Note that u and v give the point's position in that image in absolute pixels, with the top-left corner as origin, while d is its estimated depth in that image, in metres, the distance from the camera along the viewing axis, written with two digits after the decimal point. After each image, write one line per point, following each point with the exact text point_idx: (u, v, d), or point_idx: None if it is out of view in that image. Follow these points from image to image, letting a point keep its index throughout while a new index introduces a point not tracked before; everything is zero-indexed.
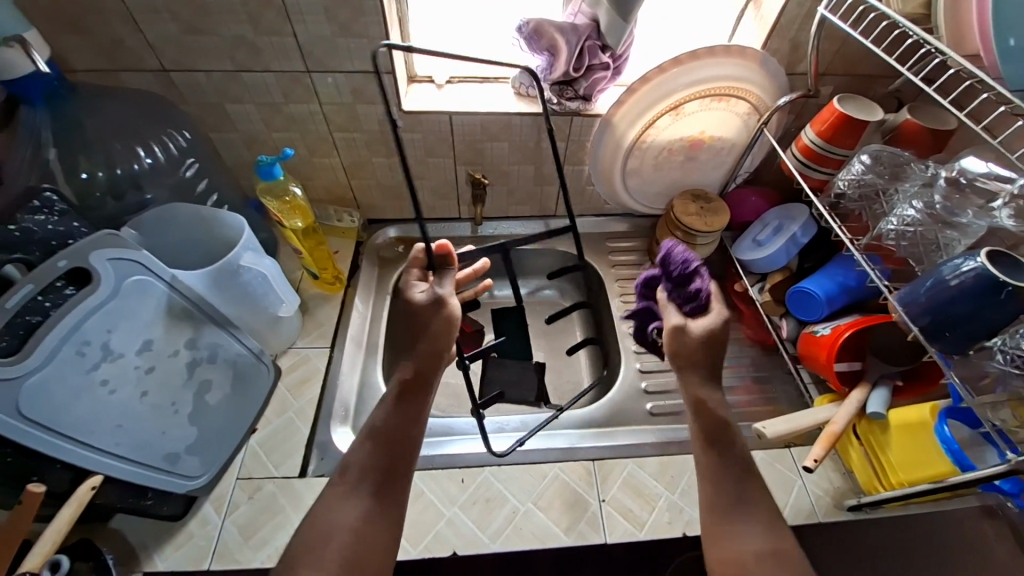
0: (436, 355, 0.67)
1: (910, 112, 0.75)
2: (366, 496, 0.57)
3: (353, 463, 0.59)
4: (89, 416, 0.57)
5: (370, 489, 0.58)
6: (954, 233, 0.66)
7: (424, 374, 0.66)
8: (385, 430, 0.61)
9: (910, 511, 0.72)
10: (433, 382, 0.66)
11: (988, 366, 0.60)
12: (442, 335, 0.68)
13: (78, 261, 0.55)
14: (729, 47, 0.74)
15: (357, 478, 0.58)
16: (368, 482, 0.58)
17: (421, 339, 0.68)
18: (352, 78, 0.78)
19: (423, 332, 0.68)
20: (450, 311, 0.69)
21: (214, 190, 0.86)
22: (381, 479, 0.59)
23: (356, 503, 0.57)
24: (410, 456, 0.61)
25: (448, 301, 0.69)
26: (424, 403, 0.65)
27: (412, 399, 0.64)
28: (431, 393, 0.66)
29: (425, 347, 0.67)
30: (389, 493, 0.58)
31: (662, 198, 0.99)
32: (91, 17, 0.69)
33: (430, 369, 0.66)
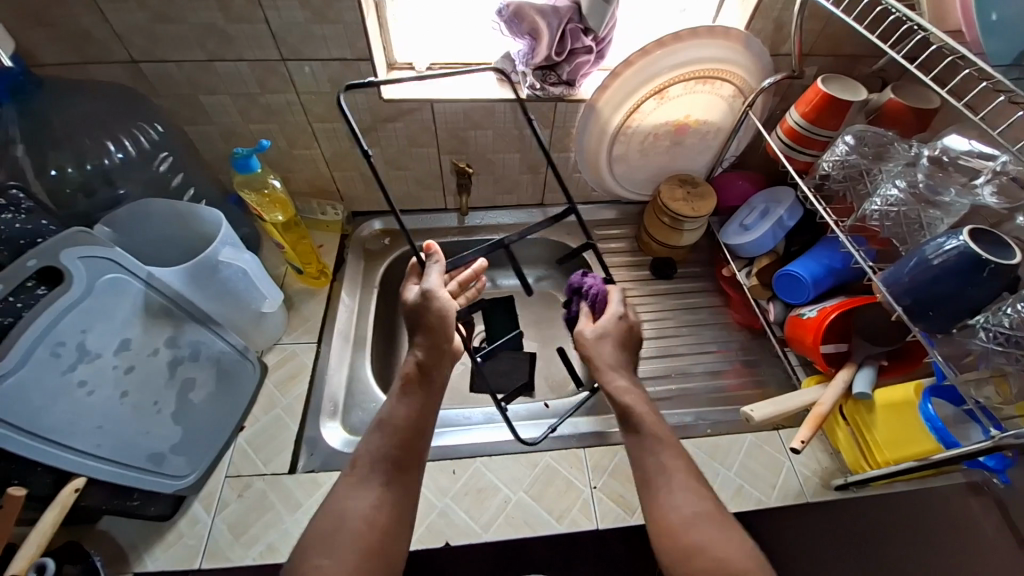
0: (443, 350, 0.67)
1: (894, 91, 0.75)
2: (378, 485, 0.57)
3: (363, 455, 0.59)
4: (68, 417, 0.55)
5: (380, 479, 0.57)
6: (938, 212, 0.66)
7: (427, 367, 0.66)
8: (398, 421, 0.61)
9: (897, 489, 0.72)
10: (438, 374, 0.66)
11: (970, 344, 0.60)
12: (441, 330, 0.67)
13: (49, 260, 0.53)
14: (713, 28, 0.73)
15: (367, 470, 0.58)
16: (379, 473, 0.58)
17: (423, 333, 0.67)
18: (329, 65, 0.76)
19: (423, 327, 0.67)
20: (442, 304, 0.67)
21: (190, 184, 0.85)
22: (392, 470, 0.58)
23: (370, 490, 0.56)
24: (423, 446, 0.61)
25: (436, 293, 0.68)
26: (433, 395, 0.65)
27: (420, 390, 0.64)
28: (437, 385, 0.65)
29: (431, 340, 0.67)
30: (403, 481, 0.58)
31: (649, 184, 0.99)
32: (51, 6, 0.66)
33: (437, 361, 0.66)
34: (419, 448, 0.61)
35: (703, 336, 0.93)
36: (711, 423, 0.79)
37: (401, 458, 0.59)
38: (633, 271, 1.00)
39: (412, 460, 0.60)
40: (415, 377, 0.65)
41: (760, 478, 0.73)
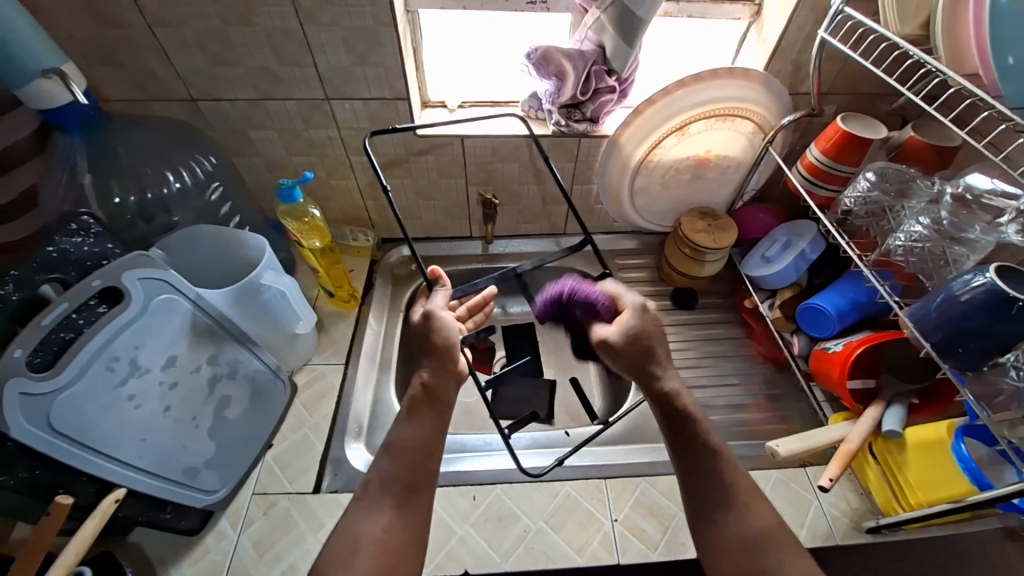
0: (450, 370, 0.68)
1: (915, 129, 0.76)
2: (389, 508, 0.57)
3: (373, 479, 0.59)
4: (114, 429, 0.59)
5: (391, 502, 0.57)
6: (963, 249, 0.66)
7: (434, 388, 0.67)
8: (406, 444, 0.61)
9: (931, 533, 0.69)
10: (446, 396, 0.67)
11: (1002, 383, 0.59)
12: (445, 351, 0.69)
13: (111, 280, 0.58)
14: (732, 70, 0.76)
15: (378, 492, 0.58)
16: (388, 495, 0.57)
17: (430, 355, 0.69)
18: (368, 104, 0.82)
19: (429, 349, 0.69)
20: (443, 324, 0.70)
21: (237, 212, 0.90)
22: (402, 491, 0.58)
23: (380, 514, 0.56)
24: (434, 469, 0.61)
25: (439, 314, 0.70)
26: (443, 417, 0.65)
27: (427, 411, 0.65)
28: (446, 405, 0.66)
29: (437, 362, 0.68)
30: (411, 504, 0.58)
31: (670, 216, 1.01)
32: (125, 51, 0.74)
33: (444, 383, 0.67)
34: (431, 471, 0.61)
35: (725, 368, 0.92)
36: (734, 457, 0.78)
37: (412, 479, 0.59)
38: (655, 301, 1.01)
39: (422, 480, 0.59)
40: (424, 399, 0.66)
41: (786, 516, 0.71)
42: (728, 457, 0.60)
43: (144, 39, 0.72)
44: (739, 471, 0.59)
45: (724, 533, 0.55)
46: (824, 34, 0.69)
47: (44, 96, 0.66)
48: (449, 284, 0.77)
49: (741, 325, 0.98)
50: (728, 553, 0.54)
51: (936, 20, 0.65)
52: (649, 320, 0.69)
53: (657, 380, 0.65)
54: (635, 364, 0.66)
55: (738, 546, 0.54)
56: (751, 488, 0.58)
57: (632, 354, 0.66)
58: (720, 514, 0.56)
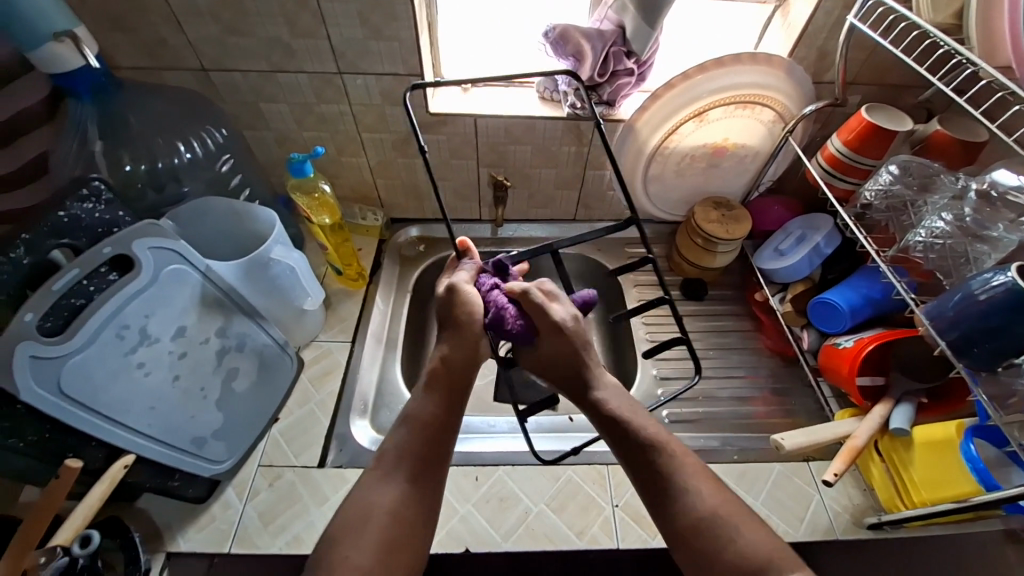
0: (473, 349, 0.67)
1: (941, 123, 0.74)
2: (404, 480, 0.58)
3: (390, 451, 0.60)
4: (124, 396, 0.59)
5: (405, 475, 0.58)
6: (985, 247, 0.64)
7: (452, 365, 0.66)
8: (423, 418, 0.62)
9: (934, 532, 0.70)
10: (464, 374, 0.66)
11: (1016, 385, 0.58)
12: (468, 327, 0.67)
13: (122, 248, 0.58)
14: (755, 55, 0.74)
15: (393, 464, 0.59)
16: (402, 469, 0.58)
17: (452, 329, 0.68)
18: (381, 79, 0.81)
19: (451, 323, 0.68)
20: (466, 298, 0.68)
21: (247, 185, 0.89)
22: (416, 466, 0.59)
23: (394, 486, 0.57)
24: (448, 446, 0.62)
25: (462, 287, 0.69)
26: (457, 397, 0.65)
27: (444, 387, 0.65)
28: (462, 385, 0.66)
29: (459, 337, 0.67)
30: (424, 479, 0.58)
31: (683, 205, 0.99)
32: (137, 17, 0.73)
33: (465, 359, 0.67)
34: (447, 449, 0.61)
35: (732, 360, 0.92)
36: (738, 449, 0.78)
37: (426, 456, 0.60)
38: (663, 292, 1.00)
39: (436, 458, 0.60)
40: (442, 373, 0.66)
41: (788, 509, 0.71)
42: (669, 444, 0.60)
43: (155, 5, 0.71)
44: (682, 455, 0.59)
45: (675, 518, 0.55)
46: (853, 19, 0.68)
47: (56, 59, 0.66)
48: (478, 259, 0.76)
49: (750, 318, 0.97)
50: (682, 537, 0.54)
51: (970, 9, 0.62)
52: (568, 333, 0.67)
53: (586, 390, 0.66)
54: (560, 374, 0.68)
55: (691, 529, 0.54)
56: (699, 469, 0.58)
57: (558, 364, 0.68)
58: (670, 500, 0.56)
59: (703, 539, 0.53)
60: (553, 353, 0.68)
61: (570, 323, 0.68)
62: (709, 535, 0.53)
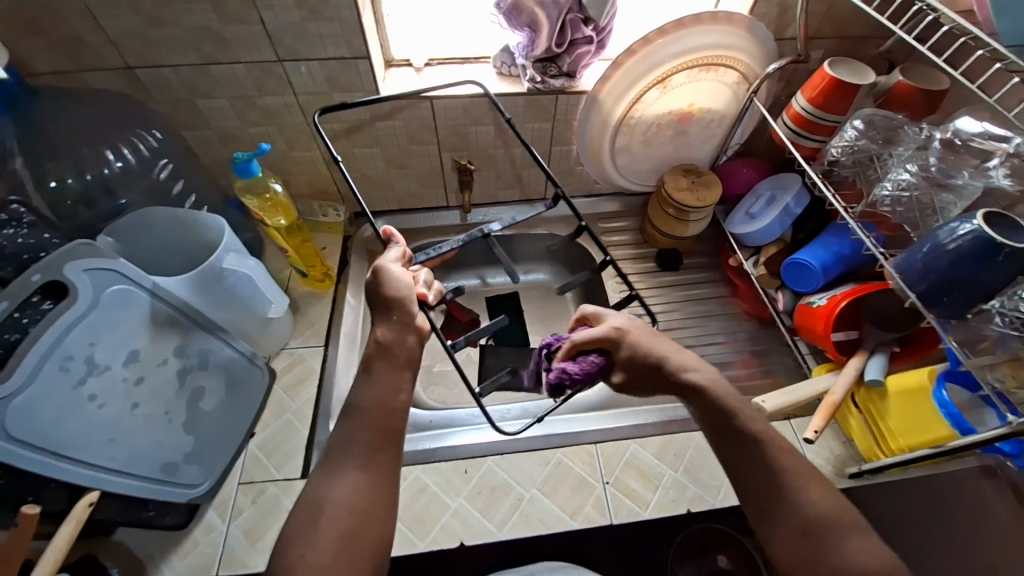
0: (410, 327, 0.63)
1: (903, 73, 0.73)
2: (354, 469, 0.54)
3: (336, 443, 0.56)
4: (80, 431, 0.55)
5: (355, 462, 0.54)
6: (950, 196, 0.64)
7: (388, 343, 0.62)
8: (365, 406, 0.57)
9: (910, 474, 0.73)
10: (403, 350, 0.62)
11: (987, 329, 0.59)
12: (400, 303, 0.63)
13: (54, 274, 0.53)
14: (715, 14, 0.72)
15: (342, 455, 0.55)
16: (354, 457, 0.54)
17: (384, 310, 0.64)
18: (326, 65, 0.75)
19: (382, 304, 0.64)
20: (390, 275, 0.65)
21: (191, 190, 0.85)
22: (366, 452, 0.55)
23: (346, 476, 0.53)
24: (400, 426, 0.57)
25: (387, 267, 0.65)
26: (401, 374, 0.60)
27: (388, 369, 0.60)
28: (404, 360, 0.61)
29: (393, 317, 0.63)
30: (380, 460, 0.55)
31: (653, 175, 0.98)
32: (45, 14, 0.65)
33: (402, 340, 0.62)
34: (395, 427, 0.57)
35: (711, 327, 0.92)
36: None
37: (376, 440, 0.56)
38: (640, 265, 1.00)
39: (385, 440, 0.56)
40: (378, 354, 0.61)
41: None
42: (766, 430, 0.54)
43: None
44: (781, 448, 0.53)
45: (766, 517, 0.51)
46: None
47: None
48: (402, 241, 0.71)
49: (726, 283, 0.98)
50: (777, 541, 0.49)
51: None
52: (637, 332, 0.64)
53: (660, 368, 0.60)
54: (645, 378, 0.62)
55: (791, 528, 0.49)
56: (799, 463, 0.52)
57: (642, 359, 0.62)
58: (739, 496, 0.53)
59: (802, 543, 0.48)
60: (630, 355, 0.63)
61: (627, 324, 0.65)
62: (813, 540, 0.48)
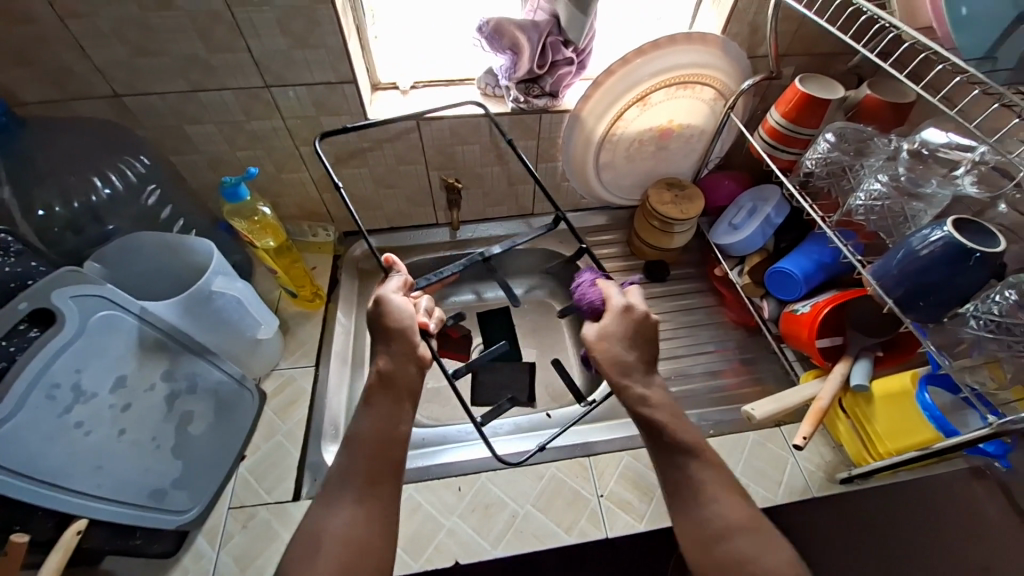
0: (410, 356, 0.63)
1: (871, 87, 0.76)
2: (351, 501, 0.54)
3: (333, 474, 0.56)
4: (67, 459, 0.54)
5: (353, 495, 0.54)
6: (920, 204, 0.66)
7: (389, 374, 0.61)
8: (365, 435, 0.58)
9: (901, 478, 0.71)
10: (405, 379, 0.62)
11: (962, 332, 0.60)
12: (401, 334, 0.63)
13: (41, 301, 0.53)
14: (690, 35, 0.74)
15: (340, 486, 0.55)
16: (350, 489, 0.55)
17: (385, 340, 0.64)
18: (313, 89, 0.77)
19: (383, 335, 0.64)
20: (394, 307, 0.65)
21: (179, 215, 0.86)
22: (364, 485, 0.55)
23: (343, 508, 0.53)
24: (399, 456, 0.57)
25: (389, 297, 0.65)
26: (401, 404, 0.60)
27: (388, 401, 0.60)
28: (404, 389, 0.61)
29: (394, 346, 0.63)
30: (376, 494, 0.55)
31: (638, 189, 1.00)
32: (33, 45, 0.66)
33: (403, 368, 0.62)
34: (394, 458, 0.57)
35: (701, 336, 0.93)
36: (712, 424, 0.79)
37: (374, 472, 0.55)
38: (628, 277, 1.01)
39: (383, 472, 0.56)
40: (379, 386, 0.61)
41: (764, 476, 0.72)
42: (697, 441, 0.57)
43: (53, 32, 0.65)
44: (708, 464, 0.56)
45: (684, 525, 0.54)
46: None
47: None
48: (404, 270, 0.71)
49: (712, 293, 1.00)
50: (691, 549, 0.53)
51: None
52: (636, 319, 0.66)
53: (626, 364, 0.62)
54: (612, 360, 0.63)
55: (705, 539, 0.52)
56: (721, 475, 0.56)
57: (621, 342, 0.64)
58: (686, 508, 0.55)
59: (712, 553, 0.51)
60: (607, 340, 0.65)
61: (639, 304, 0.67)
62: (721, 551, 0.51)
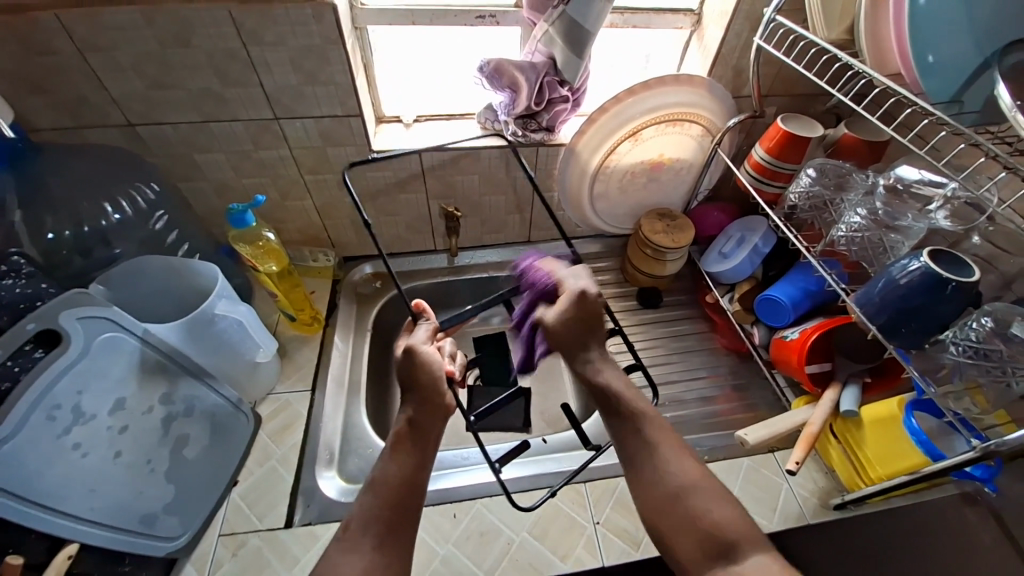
0: (437, 406, 0.62)
1: (848, 126, 0.82)
2: (370, 548, 0.51)
3: (355, 516, 0.54)
4: (62, 481, 0.54)
5: (372, 541, 0.52)
6: (898, 236, 0.70)
7: (420, 424, 0.61)
8: (390, 479, 0.57)
9: (894, 504, 0.73)
10: (433, 429, 0.61)
11: (943, 358, 0.63)
12: (431, 383, 0.63)
13: (47, 322, 0.54)
14: (677, 76, 0.79)
15: (359, 532, 0.53)
16: (371, 532, 0.53)
17: (413, 388, 0.63)
18: (320, 121, 0.80)
19: (411, 383, 0.64)
20: (425, 356, 0.64)
21: (185, 239, 0.88)
22: (383, 530, 0.53)
23: (361, 555, 0.51)
24: (417, 508, 0.56)
25: (419, 347, 0.65)
26: (425, 454, 0.59)
27: (414, 448, 0.60)
28: (432, 438, 0.61)
29: (422, 396, 0.63)
30: (395, 544, 0.53)
31: (630, 219, 1.03)
32: (53, 77, 0.69)
33: (429, 418, 0.61)
34: (413, 510, 0.56)
35: (693, 362, 0.95)
36: (707, 450, 0.80)
37: (393, 517, 0.54)
38: (621, 303, 1.03)
39: (404, 521, 0.54)
40: (407, 433, 0.60)
41: (760, 502, 0.73)
42: (647, 410, 0.60)
43: (73, 64, 0.68)
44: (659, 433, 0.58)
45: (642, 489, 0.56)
46: (760, 42, 0.73)
47: None
48: (433, 316, 0.71)
49: (705, 319, 1.02)
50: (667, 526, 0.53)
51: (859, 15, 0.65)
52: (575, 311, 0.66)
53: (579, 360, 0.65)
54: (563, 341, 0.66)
55: (661, 497, 0.54)
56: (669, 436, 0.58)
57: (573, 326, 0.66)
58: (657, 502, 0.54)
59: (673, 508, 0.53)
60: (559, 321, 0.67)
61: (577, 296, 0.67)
62: (681, 508, 0.53)
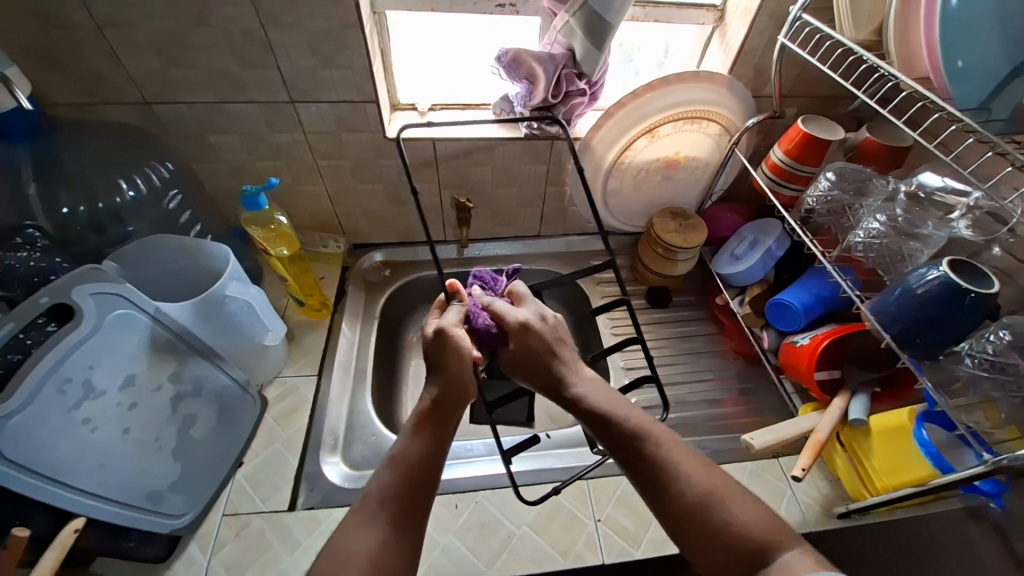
0: (460, 389, 0.63)
1: (870, 130, 0.80)
2: (385, 524, 0.51)
3: (372, 492, 0.54)
4: (72, 455, 0.55)
5: (387, 518, 0.51)
6: (917, 244, 0.69)
7: (443, 405, 0.62)
8: (409, 458, 0.56)
9: (897, 515, 0.73)
10: (454, 414, 0.62)
11: (958, 370, 0.62)
12: (457, 366, 0.64)
13: (60, 297, 0.54)
14: (698, 73, 0.78)
15: (375, 507, 0.52)
16: (386, 511, 0.52)
17: (440, 371, 0.65)
18: (336, 106, 0.80)
19: (438, 366, 0.65)
20: (457, 341, 0.66)
21: (197, 221, 0.88)
22: (398, 511, 0.52)
23: (374, 531, 0.50)
24: (432, 489, 0.55)
25: (450, 330, 0.67)
26: (444, 436, 0.59)
27: (434, 428, 0.60)
28: (451, 423, 0.61)
29: (448, 378, 0.64)
30: (411, 524, 0.52)
31: (642, 217, 1.02)
32: (71, 51, 0.69)
33: (453, 399, 0.62)
34: (428, 493, 0.55)
35: (699, 364, 0.95)
36: (711, 452, 0.80)
37: (409, 497, 0.53)
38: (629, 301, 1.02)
39: (416, 504, 0.53)
40: (430, 413, 0.61)
41: None
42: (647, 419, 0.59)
43: (92, 39, 0.68)
44: (667, 443, 0.56)
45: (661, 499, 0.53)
46: (783, 40, 0.71)
47: None
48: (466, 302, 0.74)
49: (713, 321, 1.01)
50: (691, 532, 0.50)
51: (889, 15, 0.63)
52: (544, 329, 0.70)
53: (563, 387, 0.65)
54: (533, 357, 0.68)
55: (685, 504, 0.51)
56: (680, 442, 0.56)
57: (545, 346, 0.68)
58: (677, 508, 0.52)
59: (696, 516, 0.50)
60: (526, 349, 0.68)
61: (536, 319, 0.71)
62: (705, 518, 0.50)
